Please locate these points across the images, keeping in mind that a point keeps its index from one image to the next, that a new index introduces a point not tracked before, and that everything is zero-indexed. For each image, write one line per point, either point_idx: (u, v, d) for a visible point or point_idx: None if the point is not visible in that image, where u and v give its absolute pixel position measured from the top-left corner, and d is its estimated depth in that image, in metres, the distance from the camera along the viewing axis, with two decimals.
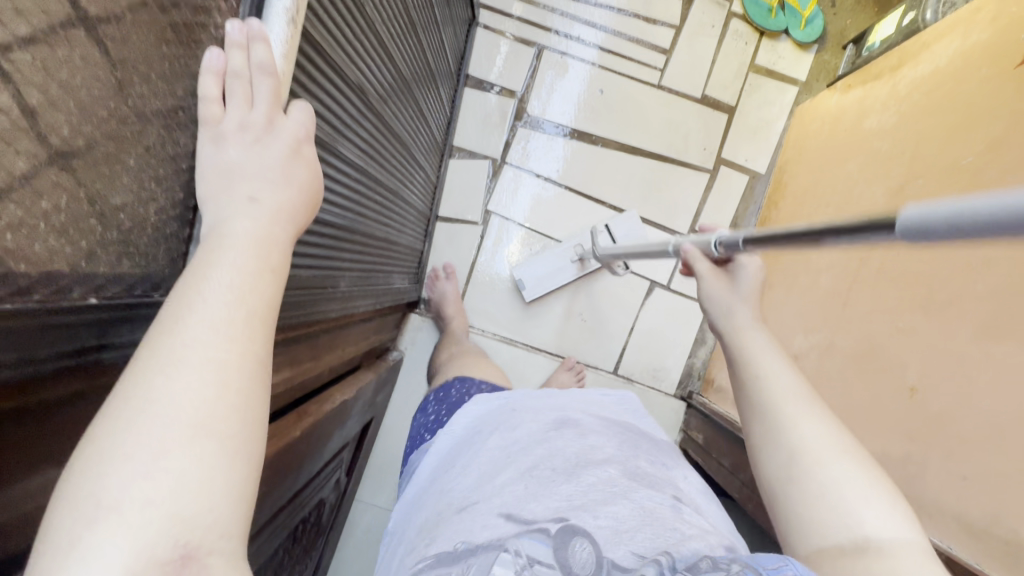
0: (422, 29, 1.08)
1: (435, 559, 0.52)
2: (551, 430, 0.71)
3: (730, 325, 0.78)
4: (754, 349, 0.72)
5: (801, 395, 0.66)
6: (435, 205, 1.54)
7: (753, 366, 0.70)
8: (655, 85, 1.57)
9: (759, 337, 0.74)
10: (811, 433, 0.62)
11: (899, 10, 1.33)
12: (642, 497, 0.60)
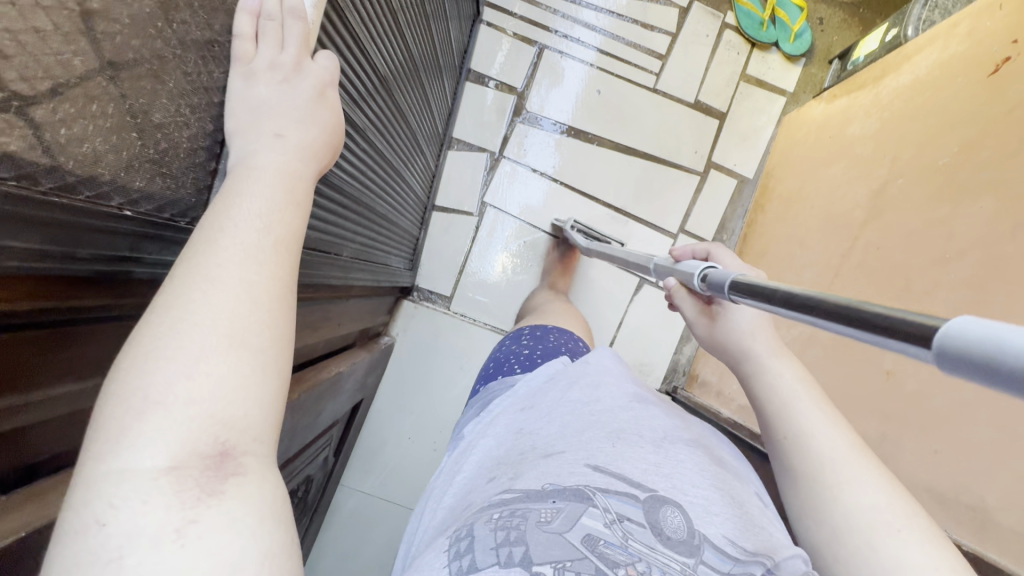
0: (430, 10, 1.09)
1: (524, 494, 0.54)
2: (637, 403, 0.74)
3: (751, 358, 0.74)
4: (784, 387, 0.69)
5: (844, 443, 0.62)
6: (432, 194, 1.57)
7: (785, 410, 0.67)
8: (650, 88, 1.62)
9: (787, 372, 0.71)
10: (860, 490, 0.58)
11: (883, 27, 1.40)
12: (730, 484, 0.63)
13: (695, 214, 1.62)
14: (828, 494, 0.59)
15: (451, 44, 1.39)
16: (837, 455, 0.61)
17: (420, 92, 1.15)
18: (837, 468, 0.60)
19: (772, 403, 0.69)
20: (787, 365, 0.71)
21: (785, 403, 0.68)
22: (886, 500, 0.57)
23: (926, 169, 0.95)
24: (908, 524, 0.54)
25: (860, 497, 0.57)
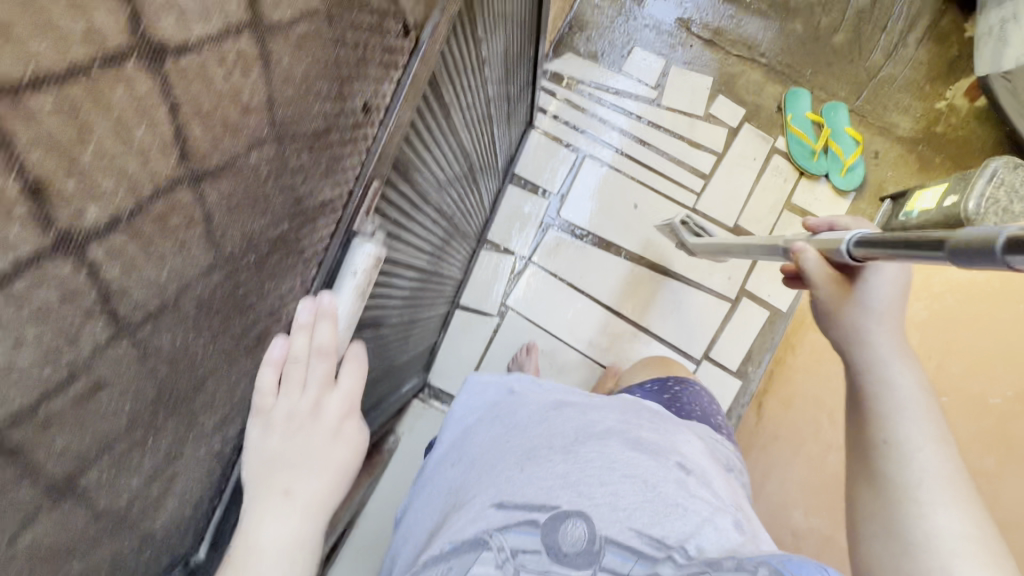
0: (483, 140, 1.06)
1: (427, 562, 0.62)
2: (553, 412, 0.79)
3: (868, 343, 0.75)
4: (895, 390, 0.71)
5: (945, 467, 0.65)
6: (457, 294, 1.55)
7: (887, 415, 0.70)
8: (690, 207, 1.58)
9: (901, 371, 0.73)
10: (949, 516, 0.62)
11: (941, 184, 1.33)
12: (643, 467, 0.70)
13: (722, 341, 1.56)
14: (907, 506, 0.64)
15: (496, 165, 1.37)
16: (931, 478, 0.64)
17: (457, 227, 1.15)
18: (928, 488, 0.64)
19: (871, 402, 0.72)
20: (903, 363, 0.73)
21: (888, 408, 0.70)
22: (965, 530, 0.61)
23: (975, 400, 1.16)
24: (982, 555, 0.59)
25: (944, 522, 0.61)
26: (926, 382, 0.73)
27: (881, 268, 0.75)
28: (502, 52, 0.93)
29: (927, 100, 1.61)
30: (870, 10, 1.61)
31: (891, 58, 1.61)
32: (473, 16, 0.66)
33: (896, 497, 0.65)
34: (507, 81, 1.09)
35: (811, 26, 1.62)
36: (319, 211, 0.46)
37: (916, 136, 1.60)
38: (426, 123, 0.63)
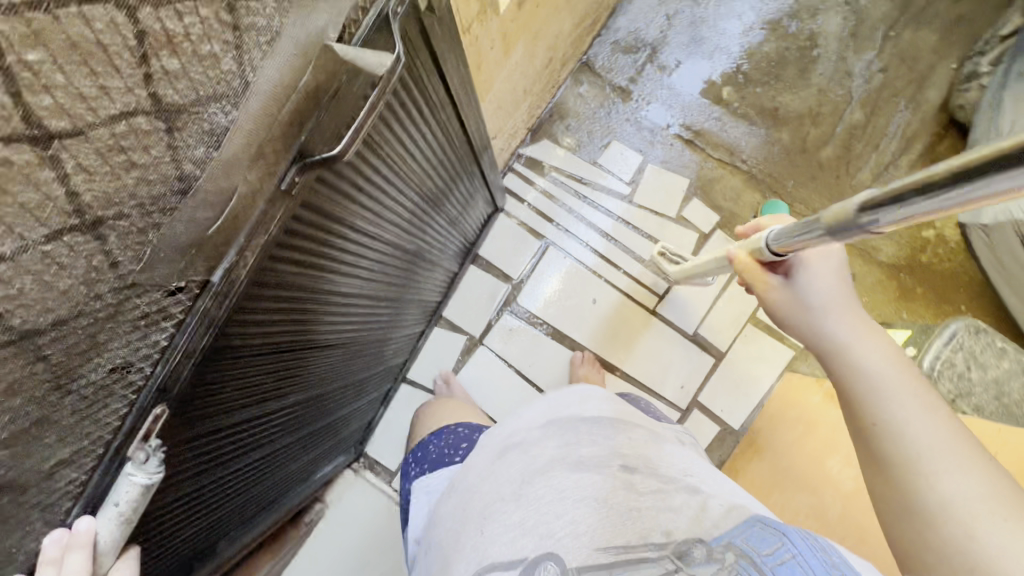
0: (421, 240, 1.04)
1: None
2: (497, 462, 0.73)
3: (825, 323, 0.73)
4: (859, 365, 0.68)
5: (932, 439, 0.59)
6: (404, 368, 1.55)
7: (866, 403, 0.65)
8: (650, 308, 1.55)
9: (861, 344, 0.70)
10: (963, 495, 0.54)
11: (906, 331, 1.27)
12: (591, 484, 0.65)
13: None
14: (918, 504, 0.56)
15: (447, 261, 1.34)
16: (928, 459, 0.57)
17: (382, 334, 1.13)
18: (931, 468, 0.57)
19: (847, 390, 0.67)
20: (863, 336, 0.70)
21: (861, 395, 0.66)
22: (987, 506, 0.53)
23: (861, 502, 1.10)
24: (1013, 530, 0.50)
25: (953, 493, 0.55)
26: (893, 351, 0.69)
27: (808, 259, 0.76)
28: (420, 186, 0.87)
29: (914, 226, 1.53)
30: (862, 128, 1.56)
31: (880, 178, 1.55)
32: (357, 195, 0.66)
33: (906, 501, 0.58)
34: (444, 199, 1.04)
35: (798, 138, 1.58)
36: (75, 456, 0.43)
37: (899, 262, 1.53)
38: (286, 304, 0.63)
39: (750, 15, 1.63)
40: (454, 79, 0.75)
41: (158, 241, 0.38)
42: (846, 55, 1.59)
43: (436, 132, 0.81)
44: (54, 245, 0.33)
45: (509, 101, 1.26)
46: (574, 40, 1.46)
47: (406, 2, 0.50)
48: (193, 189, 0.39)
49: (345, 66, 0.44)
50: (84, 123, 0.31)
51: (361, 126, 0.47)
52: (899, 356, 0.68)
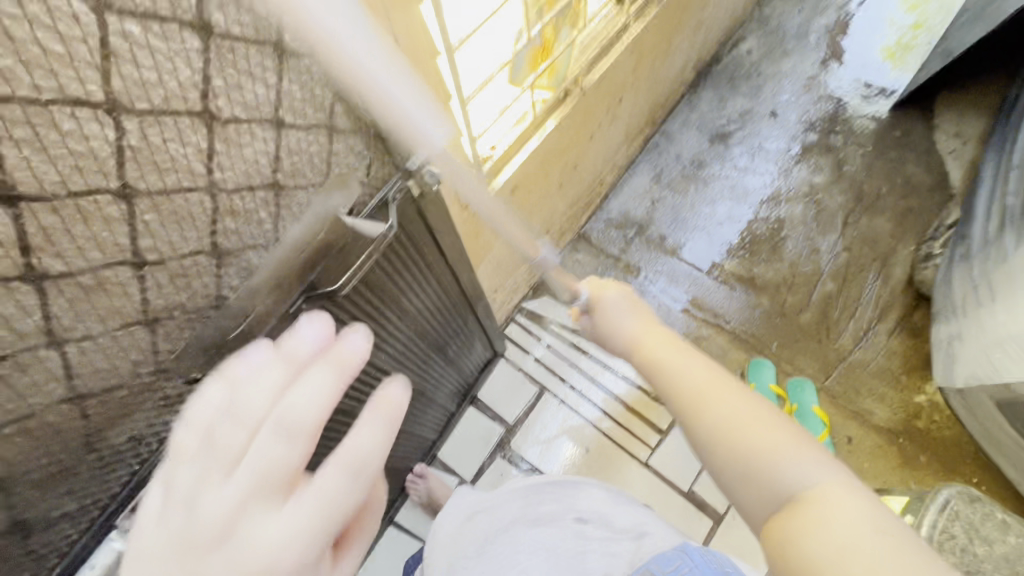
0: (418, 378, 1.17)
1: None
2: (464, 524, 0.92)
3: (659, 354, 0.75)
4: (681, 370, 0.71)
5: (745, 407, 0.63)
6: (392, 510, 1.51)
7: (697, 407, 0.66)
8: (643, 461, 1.56)
9: (684, 360, 0.72)
10: (769, 433, 0.61)
11: (903, 497, 1.24)
12: (548, 535, 0.78)
13: None
14: (723, 462, 0.62)
15: (443, 397, 1.43)
16: (741, 423, 0.62)
17: None
18: (749, 427, 0.61)
19: (676, 404, 0.68)
20: (674, 350, 0.75)
21: (699, 405, 0.65)
22: (781, 442, 0.60)
23: None
24: (809, 453, 0.59)
25: (774, 441, 0.60)
26: (700, 356, 0.73)
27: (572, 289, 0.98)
28: (418, 326, 1.03)
29: (904, 390, 1.57)
30: (837, 297, 1.70)
31: (861, 343, 1.64)
32: (353, 327, 0.81)
33: (722, 470, 0.63)
34: (440, 338, 1.18)
35: (778, 303, 1.72)
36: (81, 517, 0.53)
37: (894, 427, 1.53)
38: None
39: (722, 203, 1.91)
40: (448, 245, 0.95)
41: (192, 336, 0.54)
42: (812, 236, 1.81)
43: (433, 285, 1.00)
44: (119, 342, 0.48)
45: (507, 263, 1.47)
46: (570, 217, 1.73)
47: (402, 192, 0.71)
48: (224, 304, 0.55)
49: (350, 231, 0.63)
50: (167, 256, 0.48)
51: (358, 267, 0.67)
52: (709, 358, 0.73)
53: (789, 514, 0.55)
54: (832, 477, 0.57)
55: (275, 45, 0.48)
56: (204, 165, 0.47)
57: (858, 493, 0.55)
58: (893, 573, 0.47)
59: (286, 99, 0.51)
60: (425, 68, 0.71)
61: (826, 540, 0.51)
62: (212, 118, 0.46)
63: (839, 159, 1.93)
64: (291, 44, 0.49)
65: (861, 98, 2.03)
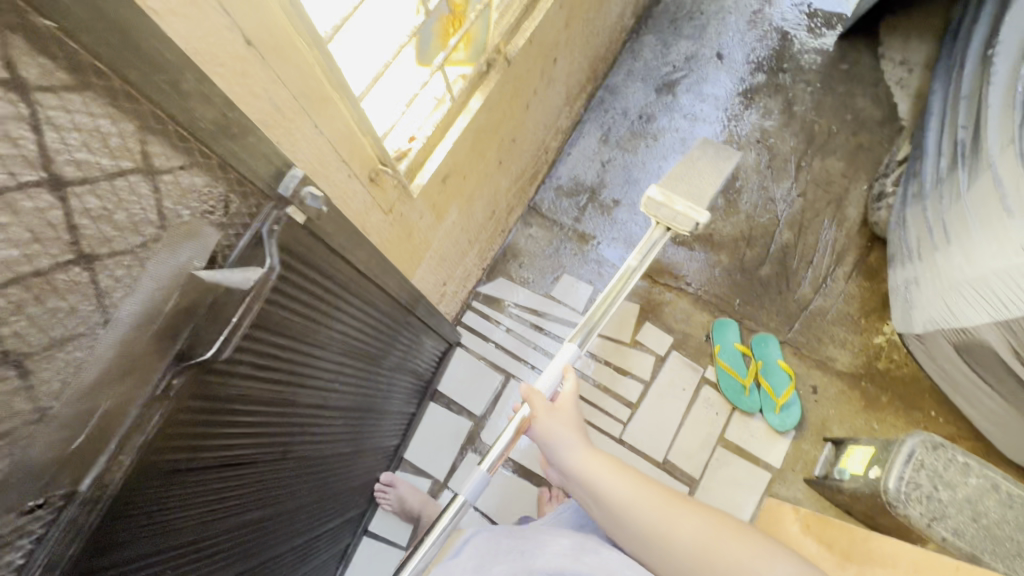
0: (363, 397, 1.08)
1: None
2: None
3: (614, 498, 0.89)
4: (644, 517, 0.87)
5: (699, 538, 0.84)
6: (364, 521, 1.43)
7: (670, 551, 0.84)
8: (616, 436, 1.51)
9: (641, 500, 0.89)
10: (726, 550, 0.83)
11: (870, 447, 1.24)
12: None
13: None
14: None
15: (398, 403, 1.34)
16: (705, 554, 0.82)
17: (327, 490, 1.09)
18: (711, 553, 0.83)
19: (652, 550, 0.85)
20: (628, 489, 0.90)
21: (668, 551, 0.84)
22: (738, 555, 0.82)
23: None
24: (756, 558, 0.82)
25: (733, 556, 0.82)
26: (653, 488, 0.91)
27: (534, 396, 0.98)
28: (348, 347, 0.93)
29: (865, 333, 1.56)
30: (794, 246, 1.67)
31: (821, 291, 1.62)
32: (266, 374, 0.71)
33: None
34: (380, 351, 1.08)
35: (737, 259, 1.67)
36: None
37: (857, 371, 1.53)
38: (185, 494, 0.64)
39: (674, 158, 1.82)
40: (364, 260, 0.83)
41: (9, 467, 0.41)
42: (766, 185, 1.75)
43: (358, 305, 0.90)
44: None
45: (453, 253, 1.35)
46: (516, 192, 1.61)
47: (282, 221, 0.58)
48: (47, 416, 0.43)
49: (216, 285, 0.50)
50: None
51: (234, 326, 0.53)
52: (661, 490, 0.92)
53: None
54: (784, 571, 0.80)
55: (12, 86, 0.35)
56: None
57: (799, 570, 0.81)
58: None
59: (54, 150, 0.38)
60: (294, 63, 0.58)
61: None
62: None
63: (789, 99, 1.85)
64: (36, 76, 0.36)
65: (807, 31, 1.94)
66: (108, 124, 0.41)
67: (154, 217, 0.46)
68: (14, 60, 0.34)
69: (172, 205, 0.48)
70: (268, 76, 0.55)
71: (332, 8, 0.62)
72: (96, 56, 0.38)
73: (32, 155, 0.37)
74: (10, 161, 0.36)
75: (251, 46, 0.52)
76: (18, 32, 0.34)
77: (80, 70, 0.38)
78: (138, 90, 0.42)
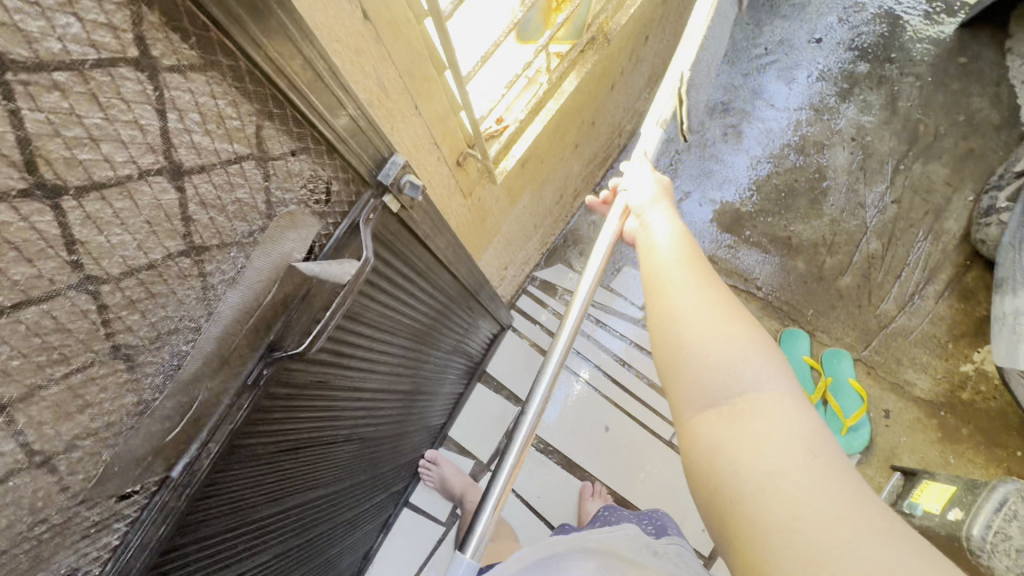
0: (418, 375, 1.05)
1: None
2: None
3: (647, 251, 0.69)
4: (666, 269, 0.63)
5: (708, 305, 0.57)
6: (407, 492, 1.44)
7: (667, 305, 0.60)
8: (665, 439, 1.47)
9: (672, 251, 0.66)
10: (728, 332, 0.55)
11: (950, 486, 1.15)
12: None
13: None
14: (680, 370, 0.55)
15: (450, 384, 1.34)
16: (704, 321, 0.56)
17: (376, 468, 1.09)
18: (708, 323, 0.56)
19: (651, 299, 0.63)
20: (671, 245, 0.67)
21: (665, 306, 0.60)
22: (739, 340, 0.54)
23: None
24: (761, 356, 0.53)
25: (728, 336, 0.54)
26: (692, 254, 0.65)
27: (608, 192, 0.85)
28: (414, 330, 0.90)
29: (950, 359, 1.43)
30: (881, 257, 1.54)
31: (906, 308, 1.49)
32: (338, 354, 0.68)
33: (674, 376, 0.56)
34: (439, 335, 1.05)
35: (815, 266, 1.56)
36: None
37: (939, 399, 1.41)
38: (252, 475, 0.62)
39: (755, 150, 1.69)
40: (440, 245, 0.79)
41: (112, 458, 0.40)
42: (856, 187, 1.61)
43: (427, 287, 0.86)
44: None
45: (518, 238, 1.31)
46: (585, 176, 1.54)
47: (378, 208, 0.56)
48: (149, 409, 0.42)
49: (313, 278, 0.48)
50: (38, 383, 0.34)
51: (327, 319, 0.51)
52: (704, 262, 0.64)
53: (729, 414, 0.50)
54: (780, 387, 0.51)
55: (143, 66, 0.34)
56: (65, 261, 0.33)
57: (808, 408, 0.50)
58: (804, 480, 0.43)
59: (177, 137, 0.37)
60: (404, 41, 0.54)
61: (759, 466, 0.45)
62: (53, 195, 0.32)
63: (893, 93, 1.68)
64: (169, 61, 0.35)
65: (923, 17, 1.75)
66: (227, 106, 0.39)
67: (259, 207, 0.45)
68: (149, 40, 0.33)
69: (277, 192, 0.46)
70: (382, 56, 0.52)
71: None
72: (227, 40, 0.37)
73: (155, 142, 0.36)
74: (134, 147, 0.35)
75: (369, 22, 0.48)
76: (155, 7, 0.32)
77: (208, 49, 0.36)
78: (262, 73, 0.40)
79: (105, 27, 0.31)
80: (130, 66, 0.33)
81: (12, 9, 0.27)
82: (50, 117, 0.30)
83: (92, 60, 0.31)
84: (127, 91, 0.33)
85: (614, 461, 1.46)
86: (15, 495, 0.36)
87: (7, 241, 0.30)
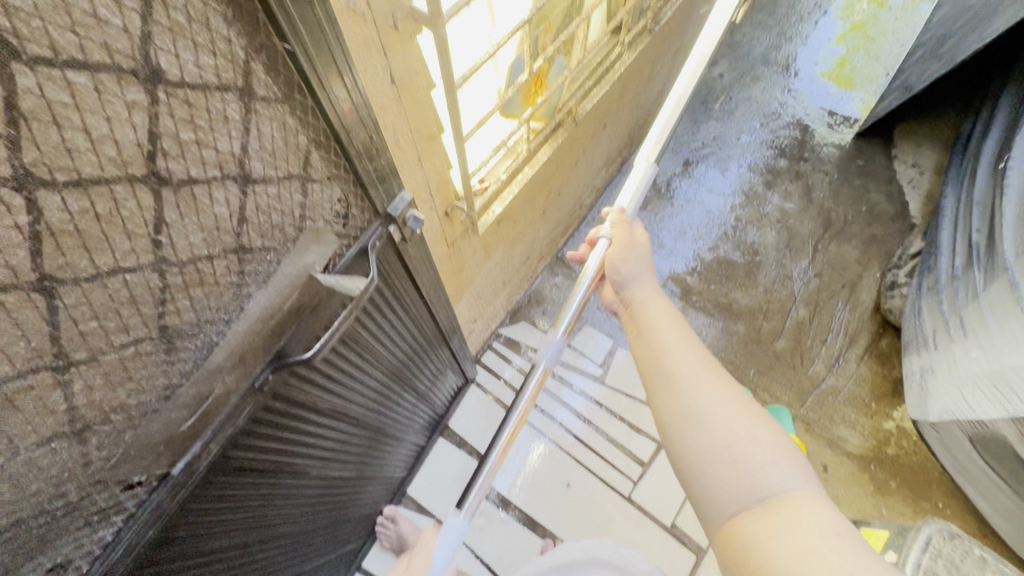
0: (386, 416, 1.06)
1: None
2: None
3: (658, 344, 0.81)
4: (681, 365, 0.77)
5: (725, 405, 0.70)
6: (360, 555, 1.37)
7: (686, 405, 0.72)
8: (625, 494, 1.50)
9: (682, 348, 0.79)
10: (749, 434, 0.67)
11: (885, 532, 1.24)
12: None
13: None
14: (711, 471, 0.66)
15: (414, 435, 1.34)
16: (721, 426, 0.68)
17: (336, 518, 1.06)
18: (730, 426, 0.68)
19: (664, 395, 0.75)
20: (679, 343, 0.81)
21: (686, 408, 0.72)
22: (759, 442, 0.66)
23: None
24: (777, 456, 0.65)
25: (751, 436, 0.67)
26: (696, 350, 0.79)
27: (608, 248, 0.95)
28: (392, 368, 0.95)
29: (875, 417, 1.58)
30: (808, 324, 1.72)
31: (833, 370, 1.66)
32: (320, 377, 0.72)
33: (704, 479, 0.67)
34: (412, 377, 1.09)
35: (754, 329, 1.72)
36: None
37: (868, 453, 1.53)
38: (230, 493, 0.65)
39: (697, 228, 1.90)
40: (424, 282, 0.87)
41: (132, 440, 0.51)
42: (784, 262, 1.83)
43: (407, 326, 0.91)
44: (48, 401, 0.43)
45: (488, 292, 1.39)
46: (549, 241, 1.68)
47: (383, 238, 0.71)
48: (174, 395, 0.53)
49: (326, 288, 0.62)
50: (99, 352, 0.45)
51: (332, 332, 0.65)
52: (713, 361, 0.78)
53: (760, 511, 0.61)
54: (799, 482, 0.63)
55: (243, 93, 0.47)
56: (148, 241, 0.45)
57: (822, 498, 0.62)
58: (830, 557, 0.54)
59: (251, 153, 0.51)
60: (418, 103, 0.67)
61: (795, 554, 0.56)
62: (158, 183, 0.44)
63: (808, 186, 1.97)
64: (261, 92, 0.49)
65: (827, 127, 2.11)
66: (291, 135, 0.53)
67: (294, 218, 0.58)
68: (256, 79, 0.48)
69: (310, 214, 0.60)
70: (400, 114, 0.65)
71: (460, 64, 0.72)
72: (302, 82, 0.51)
73: (236, 154, 0.49)
74: (220, 157, 0.48)
75: (395, 86, 0.62)
76: (263, 53, 0.47)
77: (290, 87, 0.51)
78: (321, 111, 0.54)
79: (225, 64, 0.45)
80: (235, 92, 0.47)
81: (181, 47, 0.41)
82: (178, 123, 0.43)
83: (213, 85, 0.44)
84: (229, 113, 0.47)
85: (577, 520, 1.47)
86: (52, 457, 0.45)
87: (121, 206, 0.42)
